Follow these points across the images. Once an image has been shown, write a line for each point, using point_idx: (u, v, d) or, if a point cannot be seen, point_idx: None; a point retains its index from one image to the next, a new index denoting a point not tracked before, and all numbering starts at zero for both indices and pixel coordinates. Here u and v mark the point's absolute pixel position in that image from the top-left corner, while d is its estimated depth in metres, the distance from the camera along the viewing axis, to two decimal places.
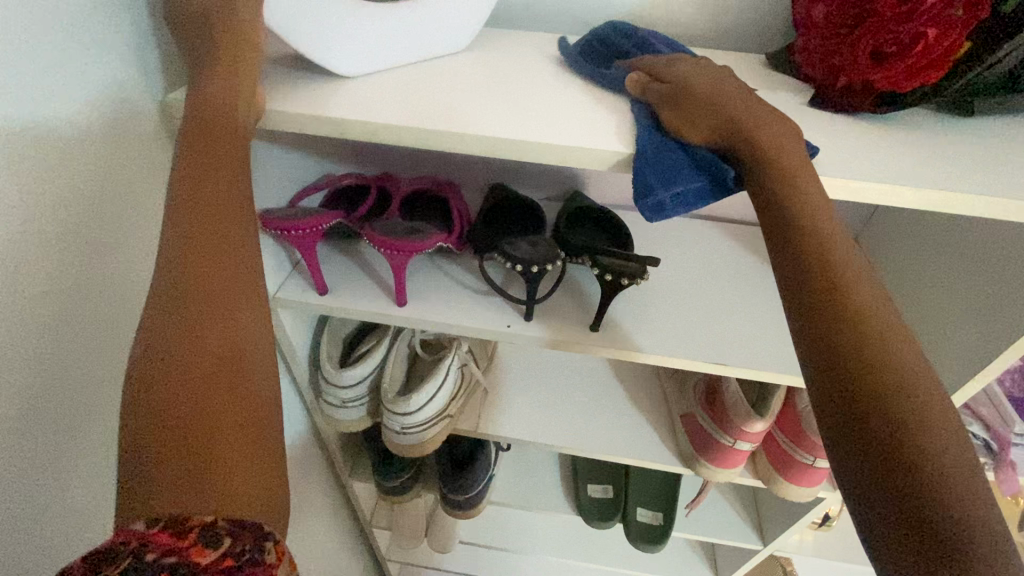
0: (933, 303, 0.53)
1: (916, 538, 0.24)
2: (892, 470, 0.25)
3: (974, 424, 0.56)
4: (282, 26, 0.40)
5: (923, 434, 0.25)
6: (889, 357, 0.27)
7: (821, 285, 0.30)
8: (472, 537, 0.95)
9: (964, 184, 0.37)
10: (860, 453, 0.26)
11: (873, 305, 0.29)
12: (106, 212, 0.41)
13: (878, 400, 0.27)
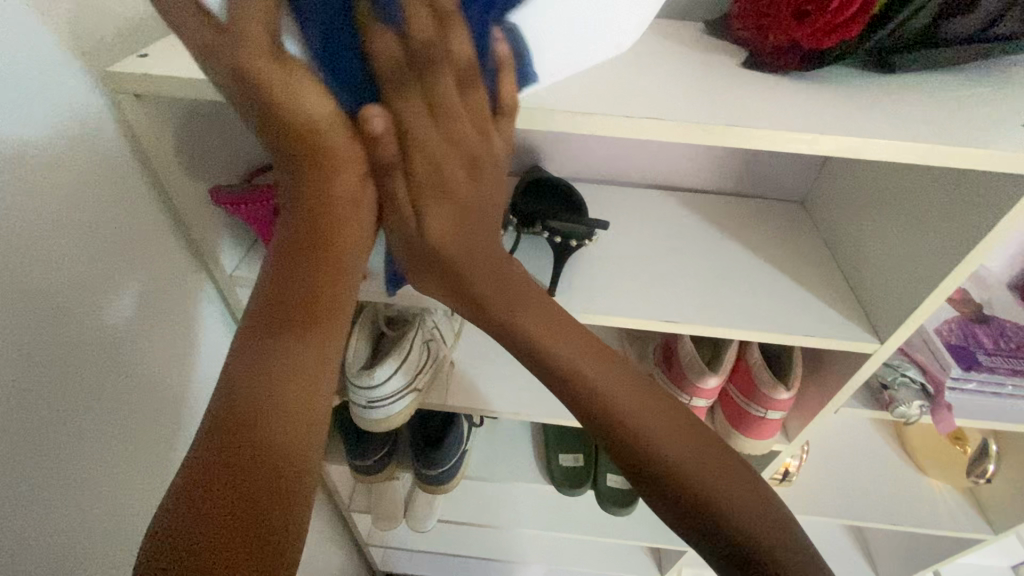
0: (872, 254, 0.56)
1: (715, 538, 0.36)
2: (686, 499, 0.36)
3: (913, 369, 0.59)
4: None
5: (685, 463, 0.37)
6: (634, 411, 0.39)
7: (608, 427, 0.39)
8: (449, 513, 0.97)
9: (885, 130, 0.39)
10: (660, 496, 0.37)
11: (604, 374, 0.40)
12: (56, 186, 0.40)
13: (645, 455, 0.38)
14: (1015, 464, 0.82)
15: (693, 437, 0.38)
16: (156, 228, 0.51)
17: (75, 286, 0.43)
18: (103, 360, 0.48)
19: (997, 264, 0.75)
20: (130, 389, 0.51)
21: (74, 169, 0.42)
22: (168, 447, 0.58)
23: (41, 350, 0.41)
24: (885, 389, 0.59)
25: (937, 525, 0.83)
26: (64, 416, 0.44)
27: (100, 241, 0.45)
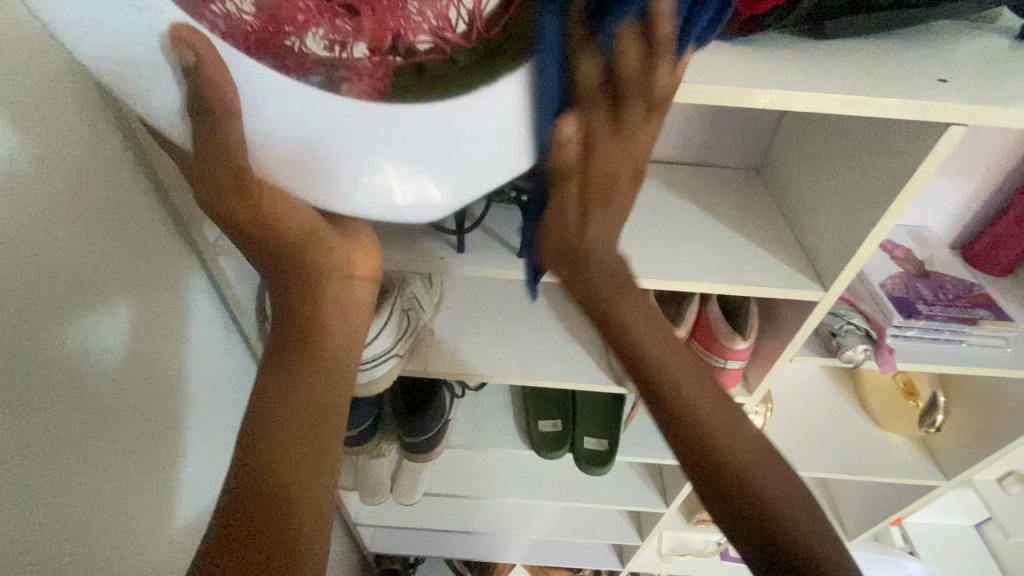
0: (818, 212, 0.60)
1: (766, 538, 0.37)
2: (749, 504, 0.38)
3: (857, 317, 0.65)
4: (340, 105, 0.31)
5: (749, 465, 0.39)
6: (698, 409, 0.41)
7: (675, 413, 0.41)
8: (436, 486, 1.00)
9: (815, 85, 0.43)
10: (719, 499, 0.39)
11: (676, 374, 0.42)
12: (59, 156, 0.42)
13: (710, 452, 0.39)
14: (961, 412, 0.89)
15: (746, 435, 0.40)
16: (151, 203, 0.53)
17: (86, 256, 0.45)
18: (118, 333, 0.49)
19: (937, 223, 0.81)
20: (140, 361, 0.53)
21: (73, 142, 0.43)
22: (172, 421, 0.59)
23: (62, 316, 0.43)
24: (832, 337, 0.65)
25: (893, 472, 0.89)
26: (72, 382, 0.46)
27: (103, 215, 0.47)
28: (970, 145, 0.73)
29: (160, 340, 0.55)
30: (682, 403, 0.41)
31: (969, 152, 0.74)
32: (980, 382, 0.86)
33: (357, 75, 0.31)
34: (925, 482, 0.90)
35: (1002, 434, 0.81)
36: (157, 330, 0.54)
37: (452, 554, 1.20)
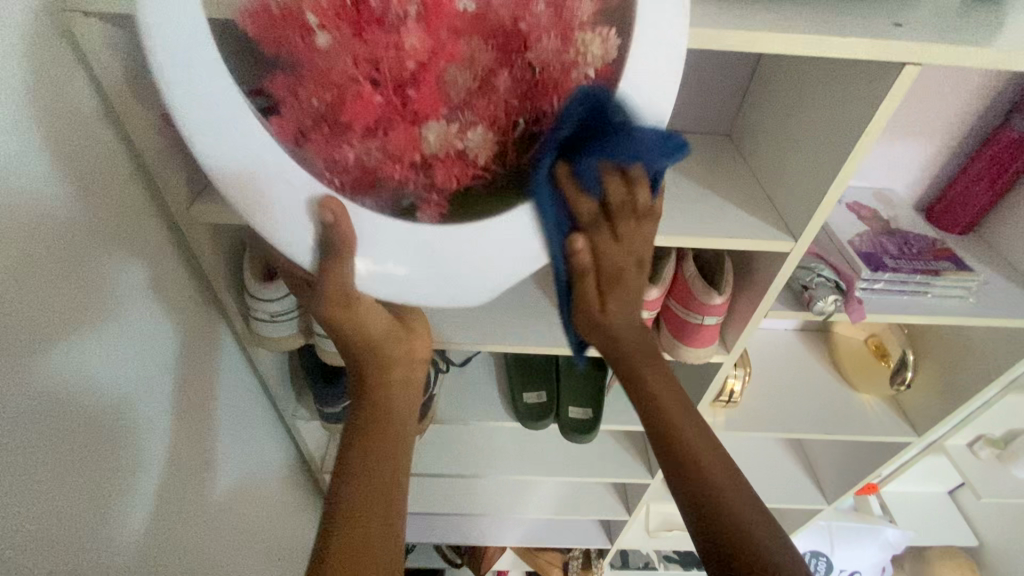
0: (789, 166, 0.61)
1: None
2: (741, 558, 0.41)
3: (827, 269, 0.67)
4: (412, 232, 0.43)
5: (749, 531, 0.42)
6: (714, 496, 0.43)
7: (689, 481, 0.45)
8: (421, 464, 1.00)
9: (781, 25, 0.44)
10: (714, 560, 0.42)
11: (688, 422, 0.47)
12: (21, 102, 0.41)
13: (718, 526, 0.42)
14: (931, 370, 0.91)
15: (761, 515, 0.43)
16: (121, 166, 0.52)
17: (48, 210, 0.44)
18: (83, 292, 0.48)
19: (903, 185, 0.84)
20: (107, 324, 0.52)
21: (36, 89, 0.42)
22: (149, 390, 0.59)
23: (25, 270, 0.42)
24: (804, 290, 0.67)
25: (870, 431, 0.92)
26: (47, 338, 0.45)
27: (67, 165, 0.46)
28: (929, 106, 0.76)
29: (129, 305, 0.55)
30: (697, 466, 0.45)
31: (928, 113, 0.77)
32: (947, 338, 0.88)
33: (427, 205, 0.43)
34: (898, 439, 0.92)
35: (968, 386, 0.83)
36: (124, 295, 0.54)
37: (441, 538, 1.20)
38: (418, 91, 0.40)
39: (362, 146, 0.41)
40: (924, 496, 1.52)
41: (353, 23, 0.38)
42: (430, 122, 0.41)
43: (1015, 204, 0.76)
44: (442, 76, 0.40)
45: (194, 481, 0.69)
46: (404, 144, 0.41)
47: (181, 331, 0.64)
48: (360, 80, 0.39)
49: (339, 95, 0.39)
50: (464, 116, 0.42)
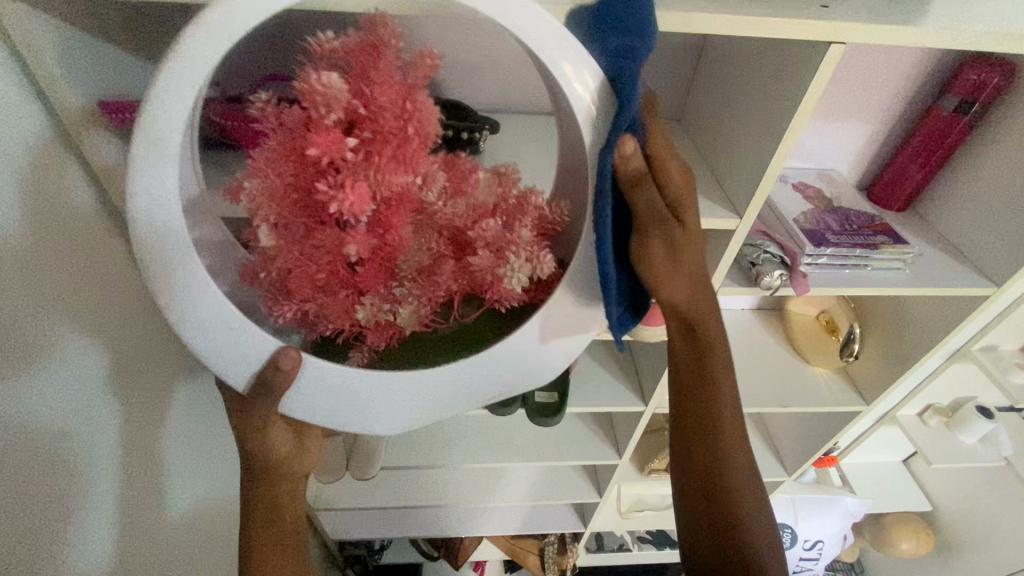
0: (732, 146, 0.64)
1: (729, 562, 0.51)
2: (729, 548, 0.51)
3: (772, 246, 0.70)
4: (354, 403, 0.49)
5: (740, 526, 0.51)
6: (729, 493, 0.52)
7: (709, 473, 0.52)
8: (391, 456, 1.00)
9: (713, 6, 0.45)
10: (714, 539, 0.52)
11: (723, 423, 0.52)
12: None
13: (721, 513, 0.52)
14: (878, 340, 0.96)
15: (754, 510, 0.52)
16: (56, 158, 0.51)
17: None
18: (26, 283, 0.48)
19: (845, 165, 0.88)
20: (53, 317, 0.51)
21: None
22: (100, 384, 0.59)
23: None
24: (752, 266, 0.70)
25: (821, 402, 0.96)
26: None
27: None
28: (865, 89, 0.80)
29: (72, 294, 0.54)
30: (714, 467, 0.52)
31: (864, 96, 0.80)
32: (891, 310, 0.92)
33: (361, 349, 0.52)
34: (850, 409, 0.97)
35: (910, 354, 0.88)
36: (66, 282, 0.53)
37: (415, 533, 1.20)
38: (360, 273, 0.47)
39: (309, 307, 0.48)
40: (879, 467, 1.59)
41: (308, 222, 0.45)
42: (370, 300, 0.48)
43: (946, 181, 0.81)
44: (382, 259, 0.47)
45: (154, 479, 0.68)
46: (342, 311, 0.48)
47: (127, 325, 0.64)
48: (312, 264, 0.45)
49: (292, 272, 0.46)
50: (409, 294, 0.49)
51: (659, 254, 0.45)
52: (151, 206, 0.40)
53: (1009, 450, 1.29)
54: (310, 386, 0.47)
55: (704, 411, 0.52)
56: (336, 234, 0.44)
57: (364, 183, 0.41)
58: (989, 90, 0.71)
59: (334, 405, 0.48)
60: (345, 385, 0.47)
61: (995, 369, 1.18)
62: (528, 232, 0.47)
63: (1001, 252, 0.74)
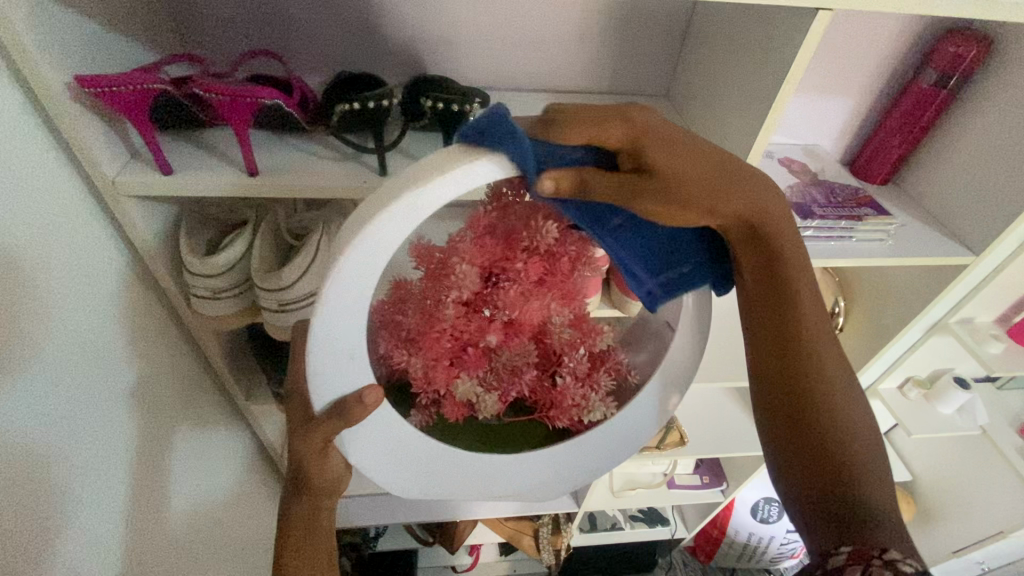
0: (722, 119, 0.64)
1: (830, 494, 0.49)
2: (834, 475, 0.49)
3: None
4: (383, 455, 0.51)
5: (842, 454, 0.49)
6: (819, 420, 0.50)
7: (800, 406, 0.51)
8: None
9: None
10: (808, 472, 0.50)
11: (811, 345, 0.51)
12: None
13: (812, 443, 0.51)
14: (862, 314, 0.98)
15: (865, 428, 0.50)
16: (41, 143, 0.50)
17: None
18: (21, 270, 0.48)
19: (828, 140, 0.90)
20: (49, 303, 0.51)
21: None
22: (98, 369, 0.58)
23: None
24: None
25: None
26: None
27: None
28: (848, 63, 0.80)
29: (57, 283, 0.52)
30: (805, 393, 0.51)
31: (847, 70, 0.81)
32: (874, 284, 0.94)
33: (422, 410, 0.53)
34: None
35: (893, 326, 0.90)
36: (49, 269, 0.51)
37: (410, 516, 1.20)
38: (468, 357, 0.49)
39: (416, 361, 0.48)
40: None
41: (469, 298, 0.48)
42: (466, 375, 0.50)
43: (926, 154, 0.83)
44: (490, 354, 0.51)
45: (147, 468, 0.67)
46: (441, 379, 0.49)
47: (125, 313, 0.63)
48: (446, 333, 0.48)
49: (432, 333, 0.48)
50: (490, 382, 0.52)
51: (692, 196, 0.41)
52: (365, 269, 0.38)
53: (984, 419, 1.35)
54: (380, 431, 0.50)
55: (786, 350, 0.51)
56: (480, 323, 0.49)
57: (537, 299, 0.48)
58: (967, 62, 0.72)
59: (379, 450, 0.51)
60: (395, 441, 0.51)
61: (971, 340, 1.22)
62: (605, 380, 0.54)
63: (980, 222, 0.76)
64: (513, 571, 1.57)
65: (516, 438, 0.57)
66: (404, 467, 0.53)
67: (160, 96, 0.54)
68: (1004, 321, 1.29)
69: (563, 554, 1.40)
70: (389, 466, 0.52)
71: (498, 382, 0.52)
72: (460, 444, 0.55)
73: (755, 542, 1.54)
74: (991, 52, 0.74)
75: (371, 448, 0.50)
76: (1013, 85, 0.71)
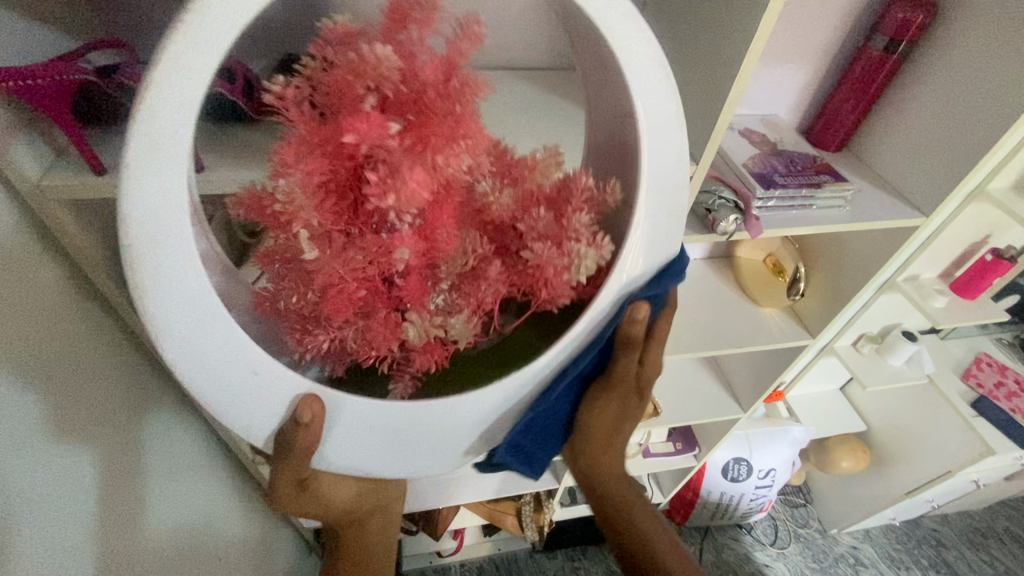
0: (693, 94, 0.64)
1: None
2: None
3: (725, 192, 0.73)
4: (361, 463, 0.51)
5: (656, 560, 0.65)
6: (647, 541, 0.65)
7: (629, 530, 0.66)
8: None
9: None
10: None
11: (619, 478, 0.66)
12: None
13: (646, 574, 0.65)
14: (821, 278, 1.01)
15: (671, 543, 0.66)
16: None
17: None
18: None
19: (785, 109, 0.91)
20: None
21: None
22: (46, 390, 0.54)
23: None
24: (708, 213, 0.72)
25: (772, 338, 1.02)
26: None
27: None
28: (803, 31, 0.81)
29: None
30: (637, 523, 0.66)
31: (801, 39, 0.82)
32: (830, 248, 0.98)
33: (402, 377, 0.53)
34: (796, 342, 1.03)
35: (850, 287, 0.94)
36: None
37: None
38: (400, 286, 0.47)
39: (349, 332, 0.49)
40: (821, 396, 1.72)
41: (343, 232, 0.45)
42: (412, 312, 0.48)
43: (877, 120, 0.85)
44: (432, 262, 0.47)
45: (117, 490, 0.64)
46: (385, 339, 0.49)
47: (64, 325, 0.58)
48: (354, 282, 0.46)
49: (332, 286, 0.46)
50: (454, 305, 0.49)
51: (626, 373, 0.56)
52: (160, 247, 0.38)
53: (930, 368, 1.43)
54: (353, 432, 0.50)
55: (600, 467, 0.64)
56: (378, 241, 0.44)
57: (419, 169, 0.40)
58: (915, 28, 0.74)
59: (358, 443, 0.50)
60: (372, 427, 0.50)
61: (919, 297, 1.29)
62: (582, 218, 0.47)
63: (928, 185, 0.79)
64: (496, 549, 1.59)
65: (523, 350, 0.54)
66: (409, 435, 0.51)
67: (83, 85, 0.49)
68: (947, 276, 1.37)
69: (545, 529, 1.43)
70: (393, 451, 0.51)
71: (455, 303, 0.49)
72: (473, 381, 0.53)
73: (727, 500, 1.60)
74: (939, 17, 0.76)
75: (348, 457, 0.51)
76: (957, 52, 0.74)
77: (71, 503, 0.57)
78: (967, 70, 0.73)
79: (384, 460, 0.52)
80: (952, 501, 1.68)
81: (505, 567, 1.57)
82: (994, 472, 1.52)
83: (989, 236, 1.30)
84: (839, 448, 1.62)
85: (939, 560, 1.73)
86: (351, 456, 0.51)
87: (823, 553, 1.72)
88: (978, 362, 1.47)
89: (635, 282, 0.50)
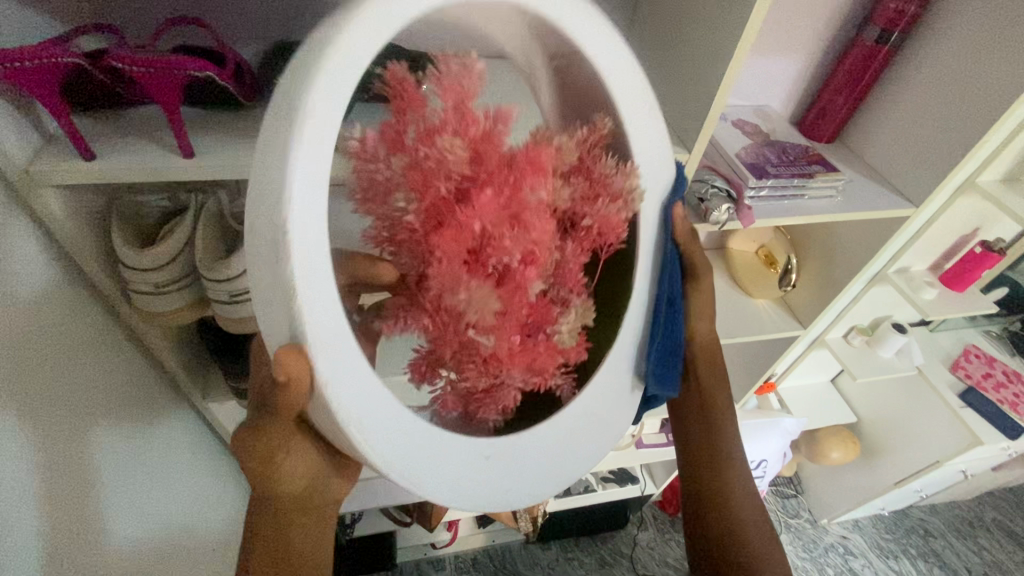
0: (686, 84, 0.65)
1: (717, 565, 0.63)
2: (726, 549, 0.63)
3: (719, 182, 0.74)
4: (526, 494, 0.48)
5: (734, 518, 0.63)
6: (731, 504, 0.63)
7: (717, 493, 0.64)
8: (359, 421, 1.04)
9: None
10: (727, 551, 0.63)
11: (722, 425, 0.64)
12: None
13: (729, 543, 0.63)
14: (811, 269, 1.02)
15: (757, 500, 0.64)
16: None
17: None
18: None
19: (778, 100, 0.91)
20: None
21: None
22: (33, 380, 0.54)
23: None
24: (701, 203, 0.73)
25: (764, 329, 1.02)
26: None
27: None
28: (797, 22, 0.81)
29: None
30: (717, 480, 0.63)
31: (795, 29, 0.82)
32: (821, 239, 0.99)
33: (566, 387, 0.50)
34: (787, 333, 1.04)
35: (841, 278, 0.95)
36: None
37: (386, 500, 1.20)
38: (539, 308, 0.45)
39: (518, 374, 0.45)
40: (812, 388, 1.74)
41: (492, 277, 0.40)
42: (552, 328, 0.45)
43: (869, 111, 0.86)
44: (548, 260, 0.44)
45: (97, 481, 0.64)
46: (551, 360, 0.45)
47: (53, 314, 0.58)
48: (509, 327, 0.42)
49: (455, 340, 0.42)
50: (565, 292, 0.47)
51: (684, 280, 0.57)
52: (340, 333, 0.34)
53: (920, 359, 1.45)
54: (517, 463, 0.46)
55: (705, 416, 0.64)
56: (509, 283, 0.41)
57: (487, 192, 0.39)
58: (907, 18, 0.75)
59: (531, 459, 0.47)
60: (519, 451, 0.47)
61: (908, 288, 1.30)
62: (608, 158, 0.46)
63: (917, 176, 0.80)
64: (490, 541, 1.60)
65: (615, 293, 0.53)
66: (535, 447, 0.47)
67: (71, 69, 0.48)
68: (936, 268, 1.38)
69: (539, 520, 1.44)
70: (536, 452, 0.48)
71: (562, 292, 0.47)
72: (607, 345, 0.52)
73: None
74: (930, 8, 0.76)
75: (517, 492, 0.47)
76: (948, 44, 0.74)
77: (56, 494, 0.56)
78: (959, 62, 0.73)
79: (541, 475, 0.48)
80: (940, 491, 1.71)
81: (498, 559, 1.58)
82: (981, 462, 1.55)
83: (979, 229, 1.31)
84: (829, 439, 1.64)
85: (926, 549, 1.76)
86: (518, 488, 0.47)
87: (813, 543, 1.75)
88: (966, 354, 1.48)
89: (666, 193, 0.51)
